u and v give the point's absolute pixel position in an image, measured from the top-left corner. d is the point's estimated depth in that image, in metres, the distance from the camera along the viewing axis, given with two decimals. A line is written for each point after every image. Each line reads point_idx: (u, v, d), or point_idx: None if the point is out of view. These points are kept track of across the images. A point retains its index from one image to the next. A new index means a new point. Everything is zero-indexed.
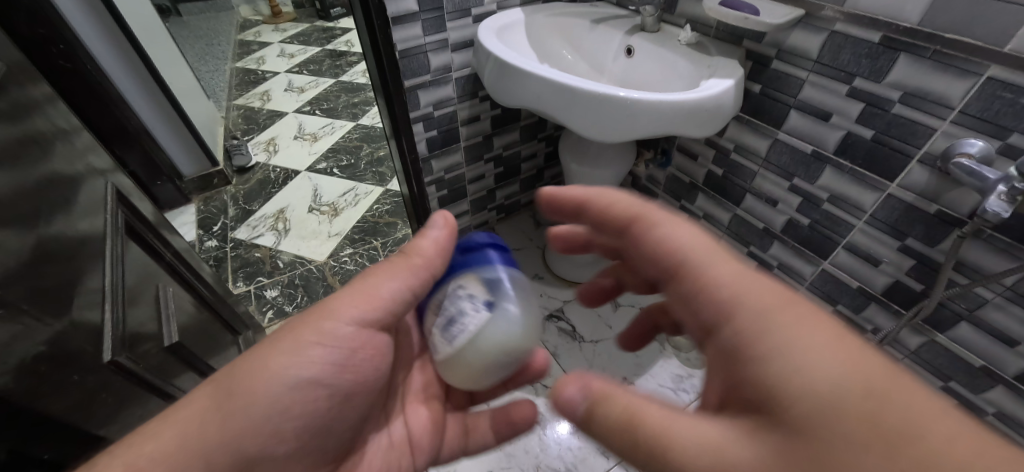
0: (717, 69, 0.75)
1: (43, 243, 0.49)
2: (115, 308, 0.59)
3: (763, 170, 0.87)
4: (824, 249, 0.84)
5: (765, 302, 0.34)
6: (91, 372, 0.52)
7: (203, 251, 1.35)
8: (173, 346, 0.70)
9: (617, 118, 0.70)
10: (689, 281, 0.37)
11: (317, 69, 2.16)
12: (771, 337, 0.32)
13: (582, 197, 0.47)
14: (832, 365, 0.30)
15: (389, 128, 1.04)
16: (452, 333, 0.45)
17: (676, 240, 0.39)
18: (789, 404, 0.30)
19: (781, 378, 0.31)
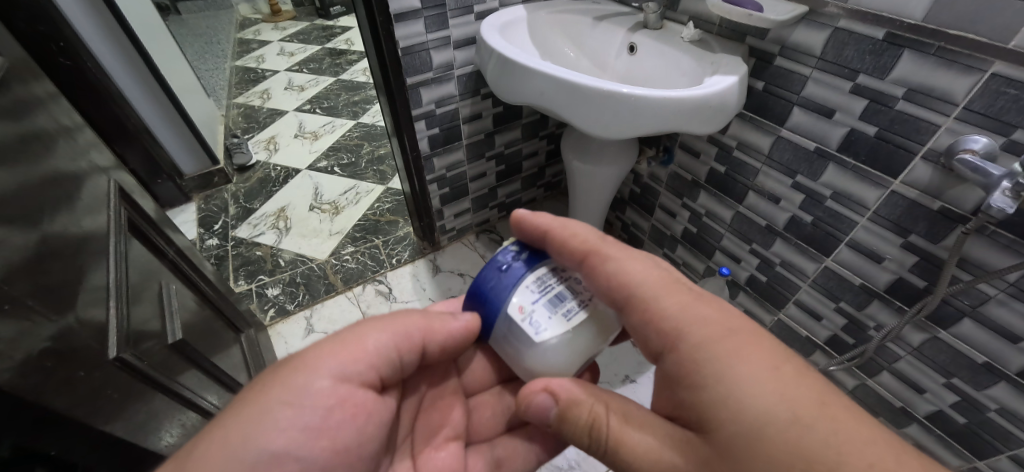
0: (721, 66, 0.75)
1: (46, 240, 0.49)
2: (120, 306, 0.59)
3: (765, 167, 0.87)
4: (827, 246, 0.84)
5: (699, 336, 0.41)
6: (97, 368, 0.52)
7: (204, 249, 1.35)
8: (177, 343, 0.70)
9: (620, 114, 0.70)
10: (640, 315, 0.44)
11: (317, 67, 2.16)
12: (703, 370, 0.39)
13: (545, 229, 0.48)
14: (745, 392, 0.37)
15: (391, 126, 1.04)
16: (572, 309, 0.45)
17: (625, 276, 0.44)
18: (711, 427, 0.38)
19: (704, 403, 0.39)
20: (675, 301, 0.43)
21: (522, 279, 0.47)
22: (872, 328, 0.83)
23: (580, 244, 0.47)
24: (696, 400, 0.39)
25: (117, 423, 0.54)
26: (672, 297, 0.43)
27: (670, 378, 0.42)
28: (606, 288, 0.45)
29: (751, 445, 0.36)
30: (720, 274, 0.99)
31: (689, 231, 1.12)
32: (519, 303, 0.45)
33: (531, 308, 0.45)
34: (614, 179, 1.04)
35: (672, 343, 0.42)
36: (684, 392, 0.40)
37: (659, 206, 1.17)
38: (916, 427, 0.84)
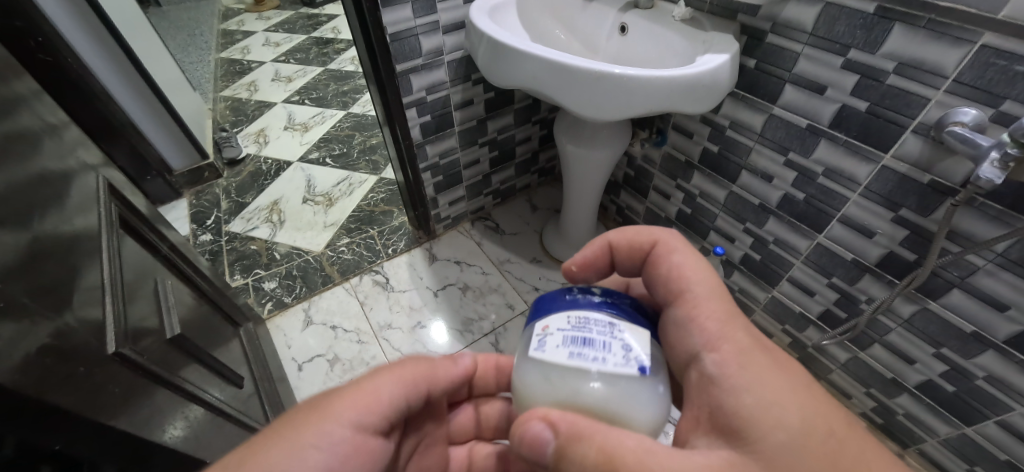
0: (713, 45, 0.75)
1: (40, 241, 0.49)
2: (116, 302, 0.59)
3: (758, 145, 0.87)
4: (820, 222, 0.84)
5: (736, 342, 0.39)
6: (96, 363, 0.52)
7: (198, 245, 1.34)
8: (177, 337, 0.70)
9: (615, 94, 0.69)
10: (685, 311, 0.42)
11: (304, 57, 2.12)
12: (746, 376, 0.37)
13: (609, 242, 0.48)
14: (786, 403, 0.35)
15: (382, 116, 1.04)
16: (586, 355, 0.39)
17: (682, 272, 0.43)
18: (751, 438, 0.35)
19: (749, 412, 0.36)
20: (719, 312, 0.41)
21: (574, 308, 0.43)
22: (864, 301, 0.84)
23: (643, 238, 0.46)
24: (738, 407, 0.36)
25: (126, 420, 0.54)
26: (713, 307, 0.41)
27: (706, 382, 0.39)
28: (666, 279, 0.44)
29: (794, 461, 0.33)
30: (715, 253, 0.99)
31: (683, 213, 1.12)
32: (548, 323, 0.42)
33: (556, 328, 0.41)
34: (609, 162, 1.04)
35: (714, 343, 0.39)
36: (725, 399, 0.37)
37: (654, 189, 1.17)
38: (906, 397, 0.86)
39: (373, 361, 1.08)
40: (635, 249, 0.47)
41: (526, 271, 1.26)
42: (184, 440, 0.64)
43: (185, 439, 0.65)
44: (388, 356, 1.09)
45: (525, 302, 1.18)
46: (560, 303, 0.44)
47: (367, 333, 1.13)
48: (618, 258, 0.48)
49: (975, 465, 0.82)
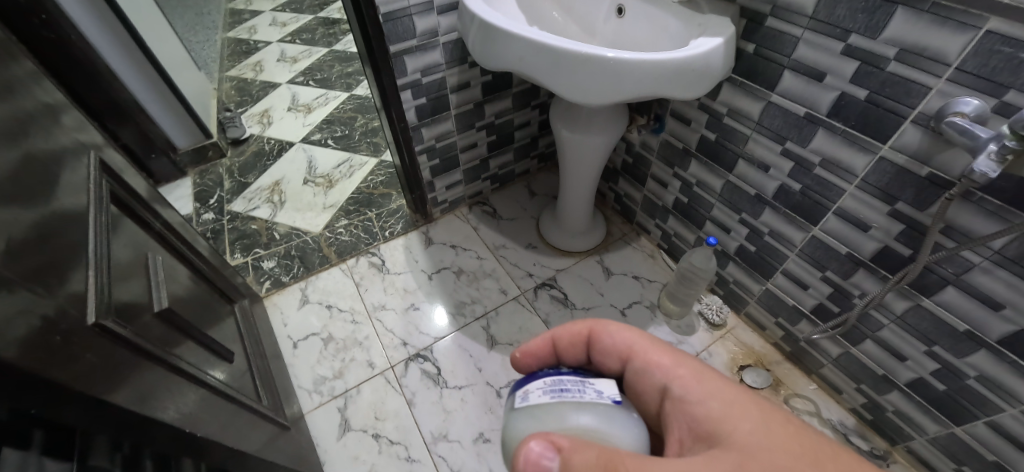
0: (708, 28, 0.72)
1: (47, 220, 0.51)
2: (100, 275, 0.58)
3: (755, 134, 0.85)
4: (815, 214, 0.82)
5: (691, 368, 0.47)
6: (74, 331, 0.49)
7: (201, 224, 1.36)
8: (166, 311, 0.70)
9: (605, 78, 0.66)
10: (640, 359, 0.49)
11: (309, 37, 2.11)
12: (707, 392, 0.44)
13: (549, 339, 0.52)
14: (745, 401, 0.43)
15: (378, 100, 1.03)
16: (567, 394, 0.43)
17: (624, 338, 0.50)
18: (729, 436, 0.40)
19: (720, 416, 0.42)
20: (668, 354, 0.49)
21: (546, 374, 0.48)
22: (857, 296, 0.83)
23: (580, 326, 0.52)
24: (709, 413, 0.43)
25: (126, 394, 0.53)
26: (663, 349, 0.49)
27: (678, 404, 0.45)
28: (614, 345, 0.50)
29: (767, 442, 0.39)
30: (708, 244, 0.98)
31: (680, 202, 1.10)
32: (527, 386, 0.46)
33: (534, 385, 0.46)
34: (604, 149, 1.02)
35: (674, 371, 0.47)
36: (698, 413, 0.43)
37: (651, 177, 1.15)
38: (897, 394, 0.84)
39: (366, 341, 1.09)
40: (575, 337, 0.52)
41: (520, 257, 1.26)
42: (192, 421, 0.62)
43: (199, 419, 0.64)
44: (381, 336, 1.10)
45: (518, 287, 1.19)
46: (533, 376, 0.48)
47: (361, 313, 1.15)
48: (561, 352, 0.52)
49: (963, 465, 0.80)
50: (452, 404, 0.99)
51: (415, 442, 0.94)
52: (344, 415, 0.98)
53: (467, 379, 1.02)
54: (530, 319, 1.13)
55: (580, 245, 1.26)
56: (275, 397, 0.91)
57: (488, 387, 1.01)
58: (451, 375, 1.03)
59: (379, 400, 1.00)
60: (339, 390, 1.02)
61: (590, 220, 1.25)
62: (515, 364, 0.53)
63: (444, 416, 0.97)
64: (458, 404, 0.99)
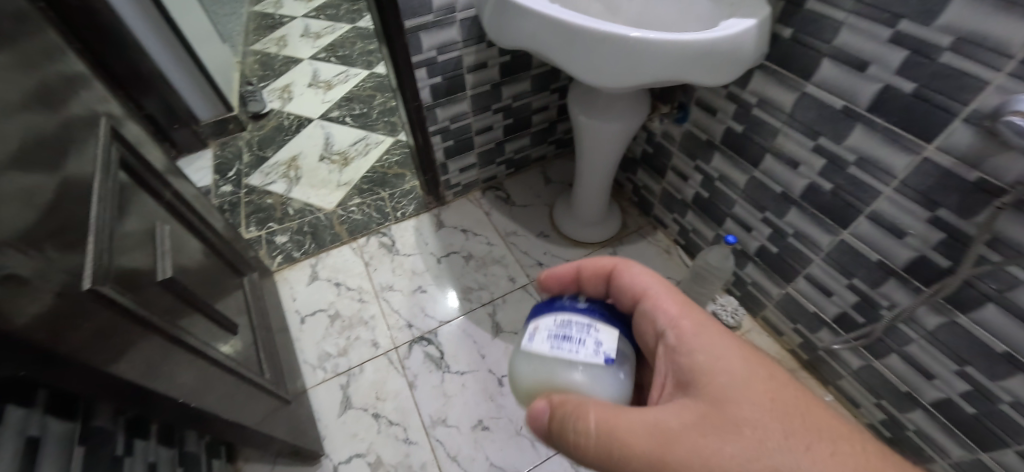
0: (741, 8, 0.65)
1: (67, 188, 0.51)
2: (101, 241, 0.55)
3: (785, 127, 0.79)
4: (845, 216, 0.77)
5: (691, 318, 0.50)
6: (67, 297, 0.46)
7: (219, 196, 1.39)
8: (170, 281, 0.69)
9: (623, 61, 0.61)
10: (649, 305, 0.52)
11: (334, 13, 2.09)
12: (699, 343, 0.48)
13: (575, 267, 0.58)
14: (732, 357, 0.46)
15: (395, 80, 1.01)
16: (563, 348, 0.47)
17: (642, 282, 0.54)
18: (707, 386, 0.45)
19: (703, 368, 0.46)
20: (677, 303, 0.52)
21: (560, 310, 0.51)
22: (885, 307, 0.77)
23: (606, 262, 0.57)
24: (694, 364, 0.47)
25: (130, 367, 0.52)
26: (675, 299, 0.52)
27: (670, 350, 0.49)
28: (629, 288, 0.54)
29: (741, 396, 0.44)
30: (727, 242, 0.93)
31: (701, 196, 1.05)
32: (539, 321, 0.51)
33: (544, 324, 0.50)
34: (623, 136, 0.98)
35: (675, 320, 0.50)
36: (686, 362, 0.47)
37: (671, 169, 1.10)
38: (920, 413, 0.79)
39: (371, 320, 1.09)
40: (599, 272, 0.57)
41: (531, 245, 1.23)
42: (195, 394, 0.62)
43: (202, 391, 0.64)
44: (386, 316, 1.10)
45: (527, 276, 1.16)
46: (551, 304, 0.52)
47: (369, 292, 1.15)
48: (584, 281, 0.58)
49: None
50: (452, 389, 0.98)
51: (414, 423, 0.94)
52: (346, 392, 0.99)
53: (470, 366, 1.01)
54: None
55: (593, 235, 1.23)
56: (278, 371, 0.91)
57: (490, 375, 1.00)
58: (453, 360, 1.02)
59: (381, 380, 1.00)
60: (343, 368, 1.02)
61: (605, 209, 1.21)
62: (540, 278, 0.59)
63: (444, 400, 0.97)
64: (458, 390, 0.98)
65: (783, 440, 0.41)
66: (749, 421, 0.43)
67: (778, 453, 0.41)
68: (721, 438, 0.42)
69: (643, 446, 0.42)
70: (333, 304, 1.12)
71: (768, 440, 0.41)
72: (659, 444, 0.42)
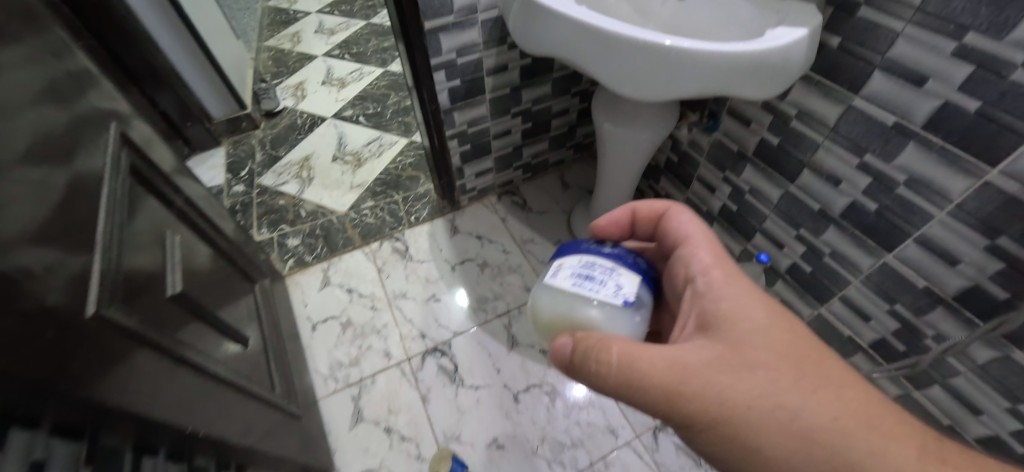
0: (789, 16, 0.60)
1: (83, 206, 0.49)
2: (108, 255, 0.51)
3: (828, 142, 0.74)
4: (890, 239, 0.72)
5: (724, 266, 0.48)
6: (69, 325, 0.42)
7: (232, 196, 1.37)
8: (180, 296, 0.66)
9: (661, 71, 0.57)
10: (684, 251, 0.51)
11: (348, 9, 2.06)
12: (729, 290, 0.46)
13: (627, 208, 0.58)
14: (759, 308, 0.45)
15: (410, 78, 0.97)
16: (585, 286, 0.47)
17: (685, 229, 0.52)
18: (731, 332, 0.44)
19: (729, 314, 0.45)
20: (714, 252, 0.50)
21: (584, 252, 0.51)
22: (930, 337, 0.73)
23: (658, 206, 0.56)
24: (719, 310, 0.45)
25: (150, 399, 0.49)
26: (711, 248, 0.50)
27: (696, 295, 0.48)
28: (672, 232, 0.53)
29: (763, 345, 0.43)
30: (759, 261, 0.88)
31: (728, 209, 1.01)
32: (564, 261, 0.51)
33: (568, 263, 0.50)
34: (649, 146, 0.93)
35: (708, 268, 0.48)
36: (713, 308, 0.46)
37: (697, 179, 1.06)
38: None
39: (384, 329, 1.06)
40: (649, 215, 0.57)
41: (548, 254, 1.19)
42: (212, 420, 0.59)
43: (219, 415, 0.61)
44: (399, 326, 1.07)
45: None
46: (576, 246, 0.52)
47: (381, 299, 1.12)
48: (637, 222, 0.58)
49: None
50: (466, 404, 0.95)
51: (427, 439, 0.91)
52: (357, 404, 0.96)
53: (485, 380, 0.98)
54: None
55: None
56: (289, 382, 0.89)
57: (506, 390, 0.97)
58: (468, 374, 0.99)
59: (394, 393, 0.97)
60: (354, 378, 1.00)
61: None
62: (595, 224, 0.58)
63: (458, 416, 0.94)
64: (473, 405, 0.95)
65: (798, 386, 0.41)
66: (768, 368, 0.42)
67: (791, 401, 0.40)
68: (737, 380, 0.41)
69: (658, 381, 0.42)
70: (345, 311, 1.10)
71: (783, 388, 0.41)
72: (674, 379, 0.42)
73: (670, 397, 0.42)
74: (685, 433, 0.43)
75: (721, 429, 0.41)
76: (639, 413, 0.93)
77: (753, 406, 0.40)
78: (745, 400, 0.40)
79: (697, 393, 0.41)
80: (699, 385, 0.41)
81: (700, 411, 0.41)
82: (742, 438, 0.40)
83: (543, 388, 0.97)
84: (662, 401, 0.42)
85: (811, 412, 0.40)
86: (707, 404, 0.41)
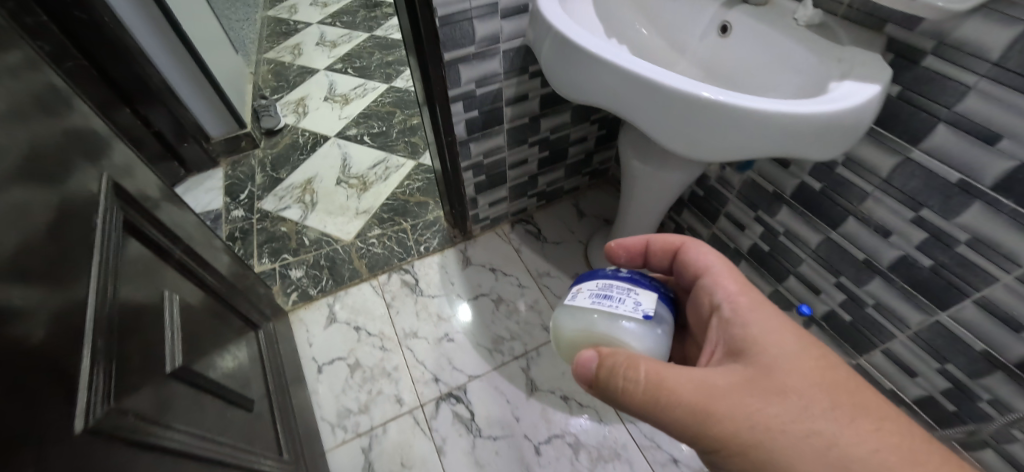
0: (854, 67, 0.55)
1: (67, 296, 0.43)
2: (105, 344, 0.47)
3: (878, 193, 0.70)
4: (945, 297, 0.68)
5: (750, 291, 0.47)
6: (54, 454, 0.37)
7: (230, 221, 1.30)
8: (180, 371, 0.58)
9: (720, 129, 0.52)
10: (707, 280, 0.49)
11: (351, 21, 2.00)
12: (757, 315, 0.44)
13: (643, 241, 0.58)
14: (789, 334, 0.43)
15: (422, 96, 0.89)
16: (603, 303, 0.48)
17: (705, 259, 0.51)
18: (761, 357, 0.42)
19: (757, 338, 0.43)
20: (737, 280, 0.48)
21: (599, 275, 0.52)
22: (986, 401, 0.69)
23: (674, 239, 0.55)
24: (747, 334, 0.44)
25: None
26: (735, 277, 0.48)
27: (722, 321, 0.46)
28: (694, 264, 0.52)
29: (792, 369, 0.41)
30: (798, 310, 0.84)
31: (759, 249, 0.96)
32: (581, 285, 0.51)
33: (585, 285, 0.51)
34: (680, 186, 0.88)
35: (733, 295, 0.46)
36: (740, 333, 0.44)
37: (725, 216, 1.01)
38: None
39: (395, 372, 1.01)
40: (667, 247, 0.56)
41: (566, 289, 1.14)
42: None
43: None
44: (411, 368, 1.01)
45: None
46: (591, 272, 0.53)
47: (391, 339, 1.06)
48: (652, 252, 0.57)
49: None
50: (485, 458, 0.89)
51: None
52: (368, 457, 0.90)
53: (503, 429, 0.93)
54: None
55: None
56: (297, 440, 0.83)
57: (526, 441, 0.92)
58: (485, 423, 0.94)
59: (406, 444, 0.91)
60: (364, 427, 0.94)
61: None
62: (610, 246, 0.59)
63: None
64: (492, 458, 0.90)
65: (830, 413, 0.39)
66: (797, 393, 0.40)
67: (823, 428, 0.38)
68: (765, 403, 0.39)
69: (684, 403, 0.40)
70: (353, 352, 1.04)
71: (814, 414, 0.39)
72: (700, 399, 0.40)
73: (698, 421, 0.40)
74: (713, 457, 0.41)
75: (751, 455, 0.39)
76: (668, 467, 0.88)
77: (783, 430, 0.38)
78: (774, 423, 0.39)
79: (725, 414, 0.39)
80: (727, 406, 0.40)
81: (729, 434, 0.39)
82: (770, 464, 0.38)
83: (565, 439, 0.91)
84: (690, 424, 0.40)
85: (846, 440, 0.38)
86: (735, 426, 0.39)
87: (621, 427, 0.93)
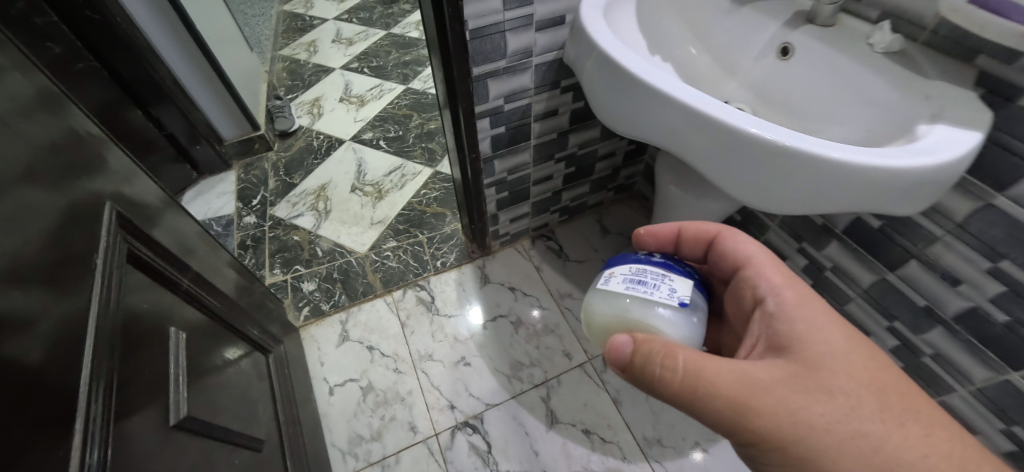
0: (945, 106, 0.49)
1: (58, 359, 0.39)
2: (106, 407, 0.42)
3: (949, 237, 0.63)
4: (1021, 358, 0.61)
5: (796, 283, 0.43)
6: None
7: (242, 228, 1.26)
8: (186, 421, 0.54)
9: (795, 180, 0.46)
10: (750, 272, 0.45)
11: (367, 17, 1.94)
12: (805, 311, 0.41)
13: (675, 228, 0.52)
14: (838, 330, 0.40)
15: (443, 96, 0.81)
16: (637, 288, 0.43)
17: (747, 249, 0.47)
18: (807, 354, 0.39)
19: (804, 334, 0.40)
20: (782, 271, 0.44)
21: (631, 259, 0.47)
22: None
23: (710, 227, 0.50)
24: (793, 331, 0.40)
25: None
26: (779, 268, 0.45)
27: (766, 315, 0.42)
28: (734, 254, 0.47)
29: (841, 369, 0.38)
30: None
31: None
32: (612, 268, 0.47)
33: (616, 270, 0.46)
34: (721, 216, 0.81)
35: (778, 288, 0.43)
36: (786, 328, 0.41)
37: (765, 243, 0.95)
38: None
39: (409, 397, 0.96)
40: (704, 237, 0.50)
41: None
42: None
43: None
44: (426, 393, 0.97)
45: (585, 352, 1.02)
46: (621, 256, 0.48)
47: (406, 361, 1.02)
48: (684, 243, 0.52)
49: None
50: None
51: None
52: None
53: (522, 465, 0.88)
54: (597, 394, 0.96)
55: None
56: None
57: None
58: (503, 456, 0.89)
59: None
60: (376, 456, 0.90)
61: None
62: (637, 234, 0.52)
63: None
64: None
65: (878, 412, 0.37)
66: (845, 392, 0.37)
67: (869, 429, 0.36)
68: (810, 401, 0.37)
69: (726, 396, 0.37)
70: (366, 373, 1.00)
71: (861, 414, 0.36)
72: (743, 394, 0.37)
73: (739, 416, 0.37)
74: (749, 449, 0.39)
75: (791, 451, 0.37)
76: None
77: (828, 429, 0.36)
78: (818, 422, 0.36)
79: (768, 409, 0.37)
80: (771, 402, 0.37)
81: (770, 430, 0.37)
82: (812, 460, 0.36)
83: None
84: (730, 418, 0.37)
85: (894, 443, 0.35)
86: (778, 423, 0.37)
87: (647, 467, 0.87)
